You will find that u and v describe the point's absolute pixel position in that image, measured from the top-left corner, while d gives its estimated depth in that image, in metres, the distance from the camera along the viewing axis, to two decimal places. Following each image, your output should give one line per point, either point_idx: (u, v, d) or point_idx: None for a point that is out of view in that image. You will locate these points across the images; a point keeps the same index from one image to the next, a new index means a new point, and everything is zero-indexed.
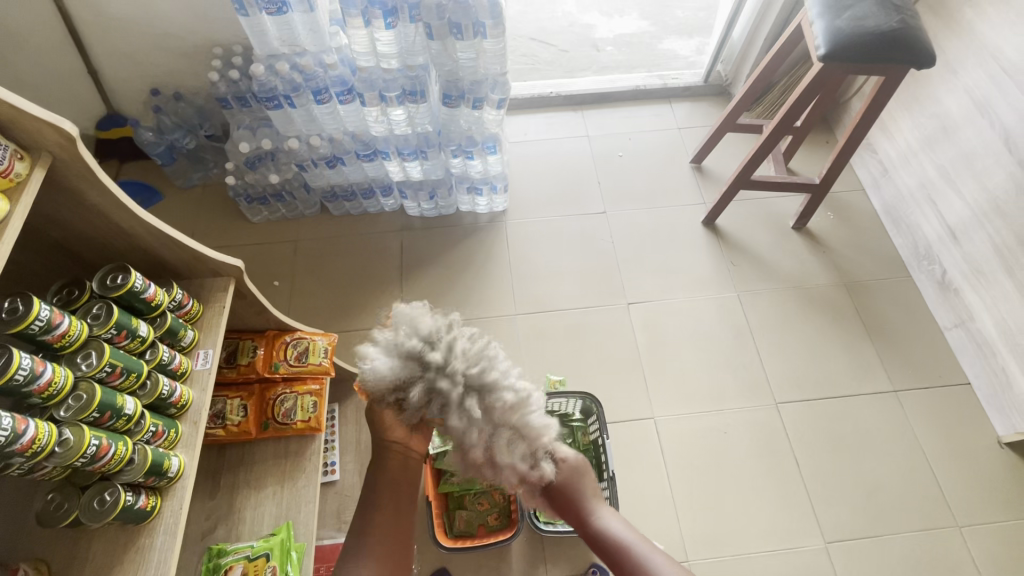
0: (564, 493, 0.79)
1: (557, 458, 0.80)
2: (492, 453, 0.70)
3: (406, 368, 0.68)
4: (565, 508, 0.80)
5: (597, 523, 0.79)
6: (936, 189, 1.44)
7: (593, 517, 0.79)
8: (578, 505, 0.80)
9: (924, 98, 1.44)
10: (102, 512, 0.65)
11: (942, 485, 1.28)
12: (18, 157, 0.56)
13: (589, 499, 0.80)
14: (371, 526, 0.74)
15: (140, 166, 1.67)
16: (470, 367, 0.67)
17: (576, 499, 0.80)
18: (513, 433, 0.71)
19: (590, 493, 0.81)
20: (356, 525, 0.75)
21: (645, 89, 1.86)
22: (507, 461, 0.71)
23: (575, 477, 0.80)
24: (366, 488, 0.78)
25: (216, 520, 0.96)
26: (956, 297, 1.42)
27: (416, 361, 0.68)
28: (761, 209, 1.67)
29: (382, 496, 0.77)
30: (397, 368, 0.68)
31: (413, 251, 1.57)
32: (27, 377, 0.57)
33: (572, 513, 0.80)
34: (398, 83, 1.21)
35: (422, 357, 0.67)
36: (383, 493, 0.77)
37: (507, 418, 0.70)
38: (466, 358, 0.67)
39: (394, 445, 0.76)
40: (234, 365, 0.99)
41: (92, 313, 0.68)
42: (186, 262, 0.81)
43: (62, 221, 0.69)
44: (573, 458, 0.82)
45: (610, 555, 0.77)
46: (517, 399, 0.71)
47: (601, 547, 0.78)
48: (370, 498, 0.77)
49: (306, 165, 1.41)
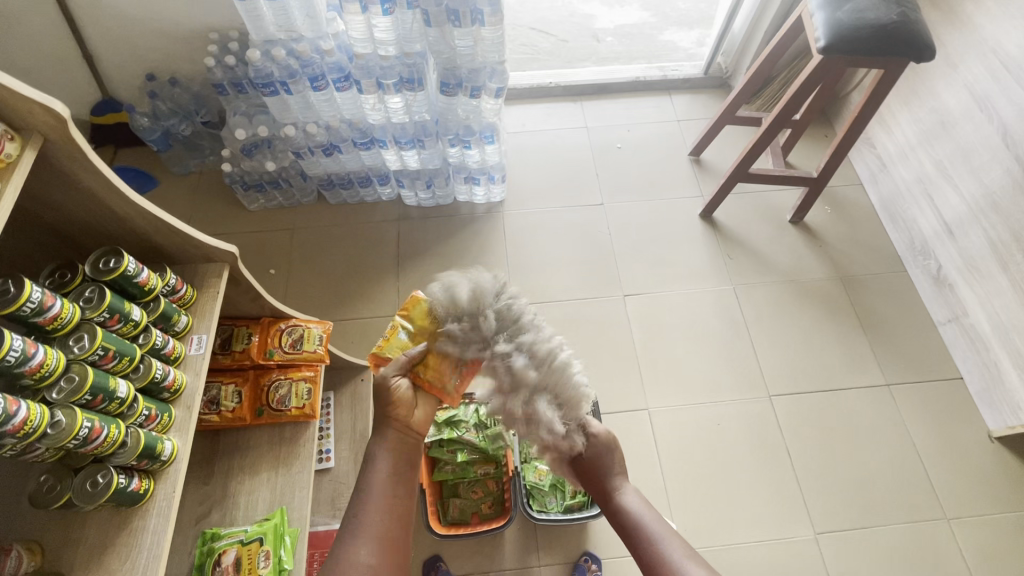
0: (593, 469, 0.78)
1: (590, 431, 0.78)
2: (536, 411, 0.69)
3: (477, 300, 0.71)
4: (590, 480, 0.79)
5: (617, 500, 0.76)
6: (933, 184, 1.44)
7: (617, 493, 0.77)
8: (603, 476, 0.78)
9: (924, 93, 1.44)
10: (94, 494, 0.65)
11: (931, 477, 1.30)
12: (8, 137, 0.55)
13: (615, 475, 0.78)
14: (370, 502, 0.71)
15: (137, 152, 1.66)
16: (525, 330, 0.71)
17: (603, 473, 0.78)
18: (553, 393, 0.71)
19: (617, 470, 0.79)
20: (355, 501, 0.72)
21: (645, 81, 1.86)
22: (544, 424, 0.70)
23: (606, 452, 0.78)
24: (365, 463, 0.75)
25: (209, 506, 0.97)
26: (950, 292, 1.43)
27: (482, 309, 0.71)
28: (759, 202, 1.66)
29: (381, 469, 0.74)
30: (462, 305, 0.71)
31: (410, 240, 1.57)
32: (18, 359, 0.57)
33: (597, 485, 0.78)
34: (395, 70, 1.20)
35: (479, 304, 0.71)
36: (379, 465, 0.74)
37: (551, 377, 0.70)
38: (523, 317, 0.72)
39: (395, 424, 0.77)
40: (229, 352, 0.99)
41: (85, 296, 0.68)
42: (180, 247, 0.81)
43: (54, 203, 0.69)
44: (604, 435, 0.80)
45: (627, 533, 0.74)
46: (556, 355, 0.72)
47: (620, 524, 0.75)
48: (368, 473, 0.74)
49: (303, 153, 1.40)
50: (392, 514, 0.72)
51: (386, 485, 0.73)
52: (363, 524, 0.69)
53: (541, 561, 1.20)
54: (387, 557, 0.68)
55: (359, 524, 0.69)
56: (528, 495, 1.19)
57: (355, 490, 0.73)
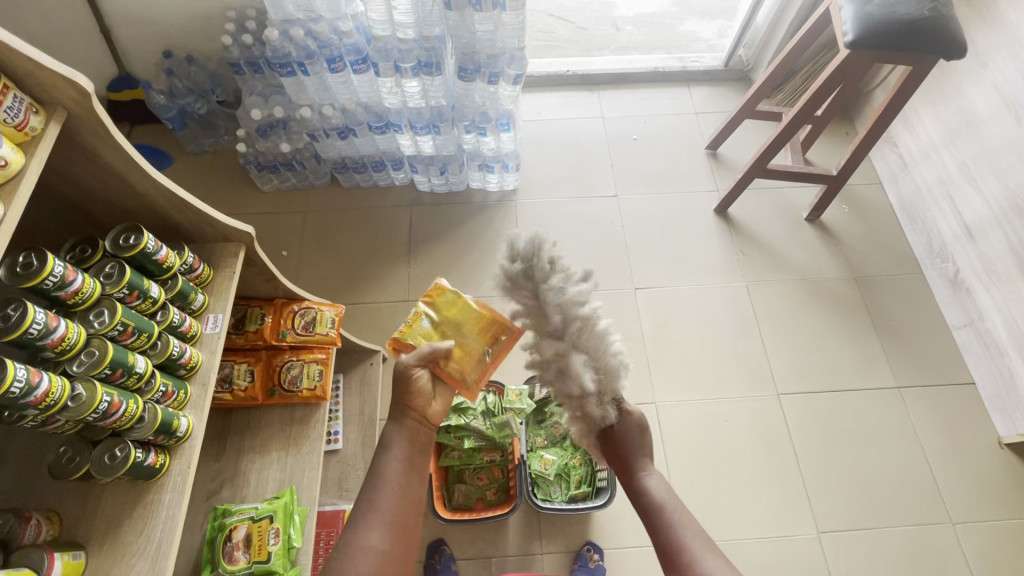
0: (618, 443, 0.77)
1: (623, 407, 0.78)
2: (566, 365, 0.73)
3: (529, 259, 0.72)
4: (615, 459, 0.78)
5: (638, 480, 0.75)
6: (955, 185, 1.42)
7: (640, 474, 0.76)
8: (629, 457, 0.77)
9: (951, 92, 1.41)
10: (112, 467, 0.66)
11: (939, 484, 1.29)
12: (33, 111, 0.56)
13: (641, 456, 0.77)
14: (383, 489, 0.71)
15: (152, 130, 1.66)
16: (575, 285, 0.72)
17: (631, 453, 0.77)
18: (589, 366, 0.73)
19: (641, 452, 0.78)
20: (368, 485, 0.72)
21: (664, 72, 1.83)
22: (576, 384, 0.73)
23: (636, 431, 0.78)
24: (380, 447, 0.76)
25: (221, 482, 0.98)
26: (967, 296, 1.41)
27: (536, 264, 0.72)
28: (775, 199, 1.64)
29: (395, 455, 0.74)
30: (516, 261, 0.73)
31: (422, 226, 1.57)
32: (41, 331, 0.57)
33: (622, 464, 0.77)
34: (413, 54, 1.19)
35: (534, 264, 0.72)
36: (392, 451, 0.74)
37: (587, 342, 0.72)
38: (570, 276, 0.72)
39: (413, 412, 0.78)
40: (243, 332, 1.00)
41: (105, 272, 0.69)
42: (198, 226, 0.81)
43: (75, 177, 0.69)
44: (637, 414, 0.79)
45: (644, 513, 0.73)
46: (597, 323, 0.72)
47: (640, 504, 0.74)
48: (381, 460, 0.74)
49: (318, 135, 1.39)
50: (404, 501, 0.71)
51: (399, 472, 0.73)
52: (375, 509, 0.69)
53: (544, 549, 1.21)
54: (398, 543, 0.68)
55: (372, 508, 0.69)
56: (533, 484, 1.20)
57: (369, 476, 0.73)
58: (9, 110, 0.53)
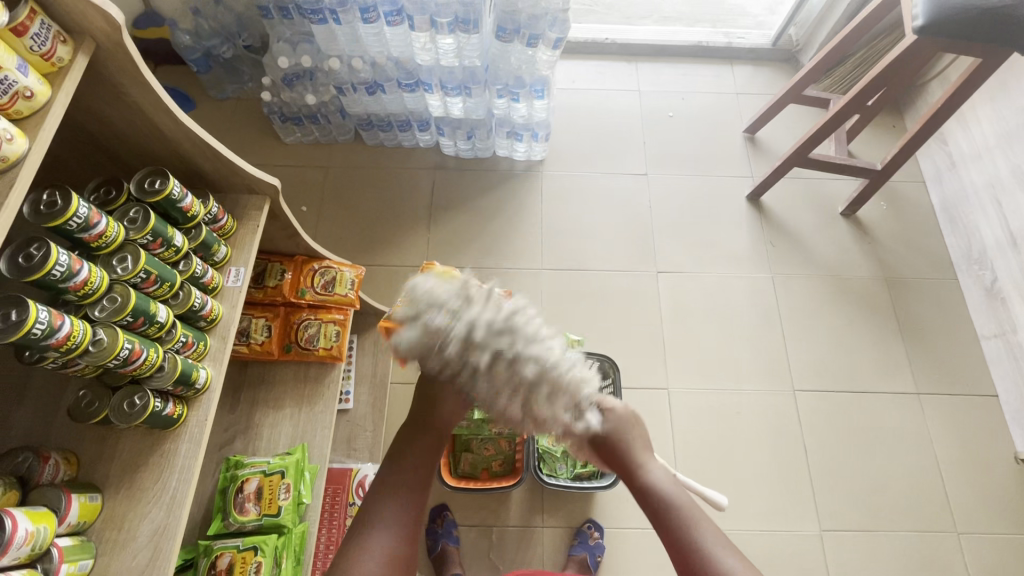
0: (612, 441, 0.66)
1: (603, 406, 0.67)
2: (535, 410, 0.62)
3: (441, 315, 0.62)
4: (608, 460, 0.66)
5: (642, 478, 0.64)
6: (1004, 189, 1.35)
7: (642, 470, 0.64)
8: (623, 455, 0.65)
9: (1016, 90, 1.33)
10: (131, 414, 0.65)
11: (949, 492, 1.27)
12: (61, 39, 0.54)
13: (638, 450, 0.66)
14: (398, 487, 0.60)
15: (177, 72, 1.63)
16: (501, 336, 0.61)
17: (625, 447, 0.66)
18: (552, 388, 0.62)
19: (640, 444, 0.66)
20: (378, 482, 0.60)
21: (707, 47, 1.75)
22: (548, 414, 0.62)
23: (625, 426, 0.67)
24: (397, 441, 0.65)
25: (234, 433, 1.00)
26: (1002, 306, 1.36)
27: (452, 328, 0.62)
28: (811, 189, 1.59)
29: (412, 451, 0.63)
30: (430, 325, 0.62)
31: (445, 191, 1.53)
32: (64, 274, 0.56)
33: (618, 464, 0.66)
34: (451, 9, 1.13)
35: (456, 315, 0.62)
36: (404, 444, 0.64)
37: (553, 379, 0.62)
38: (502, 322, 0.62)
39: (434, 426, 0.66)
40: (262, 286, 0.97)
41: (129, 217, 0.67)
42: (222, 174, 0.79)
43: (102, 116, 0.66)
44: (622, 408, 0.68)
45: (655, 515, 0.62)
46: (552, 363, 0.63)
47: (648, 504, 0.63)
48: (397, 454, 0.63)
49: (345, 89, 1.35)
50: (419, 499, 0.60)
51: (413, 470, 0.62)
52: (381, 512, 0.57)
53: (545, 523, 1.22)
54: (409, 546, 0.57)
55: (381, 508, 0.58)
56: (539, 458, 1.20)
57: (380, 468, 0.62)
58: (35, 37, 0.51)
